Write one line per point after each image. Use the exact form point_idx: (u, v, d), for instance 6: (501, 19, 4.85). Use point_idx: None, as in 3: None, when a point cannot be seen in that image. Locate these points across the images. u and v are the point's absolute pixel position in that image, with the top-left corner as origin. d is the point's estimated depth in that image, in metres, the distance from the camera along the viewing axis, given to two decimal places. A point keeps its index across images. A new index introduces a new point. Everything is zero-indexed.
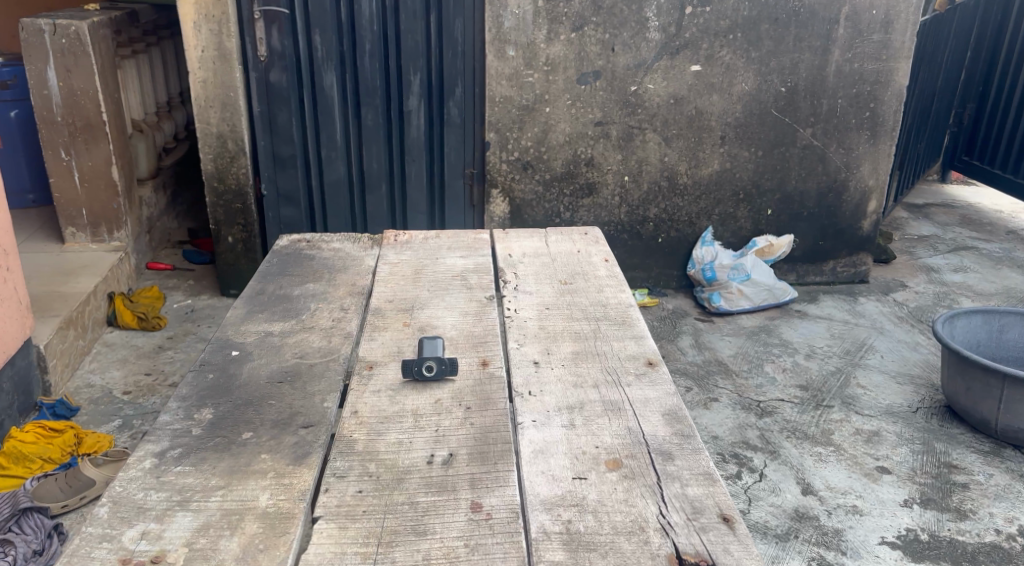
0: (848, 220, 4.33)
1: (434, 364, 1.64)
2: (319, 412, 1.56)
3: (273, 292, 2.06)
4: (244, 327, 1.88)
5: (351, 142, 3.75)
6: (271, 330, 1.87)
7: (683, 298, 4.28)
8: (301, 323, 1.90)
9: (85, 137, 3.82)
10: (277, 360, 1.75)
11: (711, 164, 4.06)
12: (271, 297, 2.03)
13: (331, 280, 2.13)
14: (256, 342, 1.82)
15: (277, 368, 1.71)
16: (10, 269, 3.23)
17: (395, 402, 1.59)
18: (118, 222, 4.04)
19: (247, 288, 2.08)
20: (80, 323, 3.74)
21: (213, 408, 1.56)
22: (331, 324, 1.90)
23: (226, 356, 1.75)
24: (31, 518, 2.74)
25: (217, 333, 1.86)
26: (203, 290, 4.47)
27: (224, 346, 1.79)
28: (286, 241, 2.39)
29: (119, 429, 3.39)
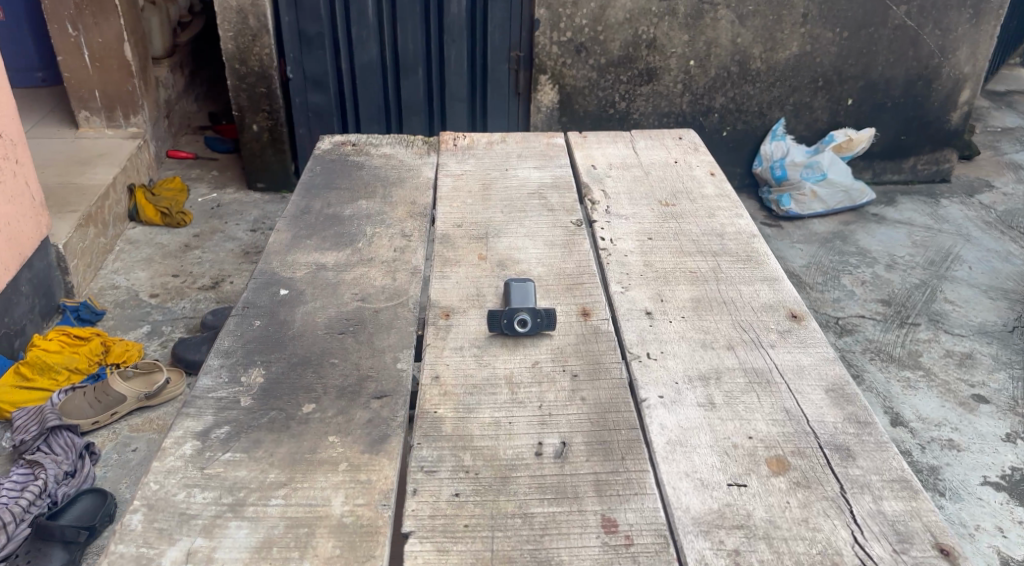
0: (935, 113, 3.79)
1: (529, 318, 1.33)
2: (392, 376, 1.28)
3: (321, 210, 1.75)
4: (291, 258, 1.58)
5: (385, 19, 3.29)
6: (323, 263, 1.56)
7: (747, 198, 3.84)
8: (358, 253, 1.59)
9: (93, 10, 3.42)
10: (335, 304, 1.45)
11: (784, 44, 3.49)
12: (318, 217, 1.72)
13: (386, 197, 1.79)
14: (308, 278, 1.52)
15: (336, 314, 1.42)
16: (20, 163, 2.92)
17: (485, 365, 1.30)
18: (134, 106, 3.68)
19: (290, 206, 1.76)
20: (100, 220, 3.47)
21: (264, 368, 1.29)
22: (394, 255, 1.58)
23: (273, 299, 1.46)
24: (62, 437, 2.39)
25: (260, 264, 1.57)
26: (229, 181, 4.14)
27: (270, 283, 1.50)
28: (328, 142, 2.05)
29: (148, 335, 3.16)
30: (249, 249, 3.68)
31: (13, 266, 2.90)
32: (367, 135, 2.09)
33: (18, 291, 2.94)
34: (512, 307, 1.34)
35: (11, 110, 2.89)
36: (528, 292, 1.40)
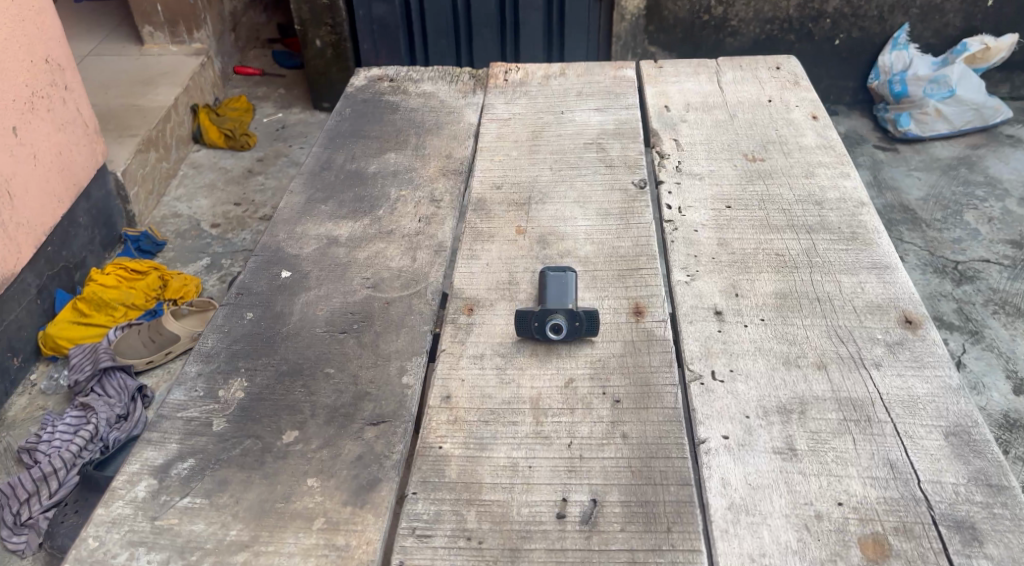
0: None
1: (566, 324, 1.08)
2: (394, 395, 1.05)
3: (342, 166, 1.51)
4: (300, 228, 1.35)
5: None
6: (335, 235, 1.33)
7: (858, 116, 3.11)
8: (376, 223, 1.35)
9: None
10: (341, 292, 1.21)
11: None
12: (338, 175, 1.48)
13: (418, 151, 1.54)
14: (315, 255, 1.29)
15: (340, 304, 1.19)
16: (70, 86, 2.44)
17: (509, 383, 1.05)
18: (197, 20, 3.51)
19: (310, 160, 1.53)
20: (162, 144, 3.23)
21: (247, 378, 1.08)
22: (417, 228, 1.33)
23: (272, 284, 1.24)
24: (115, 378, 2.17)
25: (264, 235, 1.35)
26: (295, 100, 3.93)
27: (272, 263, 1.28)
28: (363, 79, 1.80)
29: (207, 270, 2.89)
30: None
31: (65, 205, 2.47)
32: (408, 69, 1.82)
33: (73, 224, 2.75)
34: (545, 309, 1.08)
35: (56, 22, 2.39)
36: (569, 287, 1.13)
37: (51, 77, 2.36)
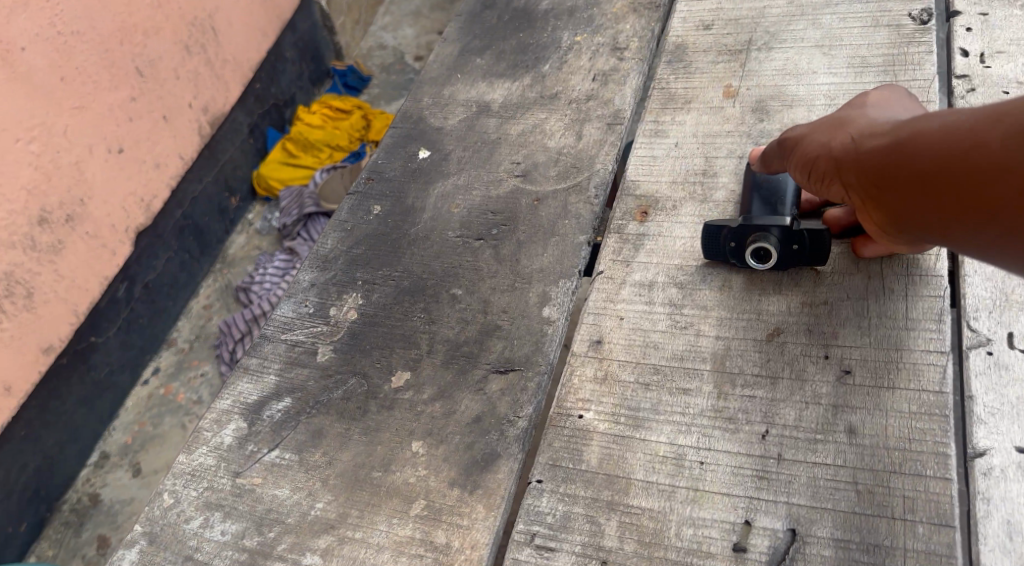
0: None
1: (776, 245, 0.74)
2: (532, 333, 0.80)
3: (509, 1, 1.19)
4: (449, 89, 1.08)
5: None
6: (490, 98, 1.05)
7: None
8: (539, 83, 1.05)
9: None
10: (484, 181, 0.95)
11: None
12: (503, 13, 1.17)
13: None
14: (462, 128, 1.02)
15: (482, 198, 0.93)
16: None
17: (684, 328, 0.76)
18: None
19: None
20: None
21: (361, 293, 0.87)
22: (591, 92, 1.02)
23: (407, 167, 0.99)
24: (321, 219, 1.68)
25: (407, 96, 1.10)
26: None
27: (406, 138, 1.03)
28: None
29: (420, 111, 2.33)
30: None
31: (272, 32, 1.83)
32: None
33: None
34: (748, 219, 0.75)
35: None
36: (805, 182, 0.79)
37: None
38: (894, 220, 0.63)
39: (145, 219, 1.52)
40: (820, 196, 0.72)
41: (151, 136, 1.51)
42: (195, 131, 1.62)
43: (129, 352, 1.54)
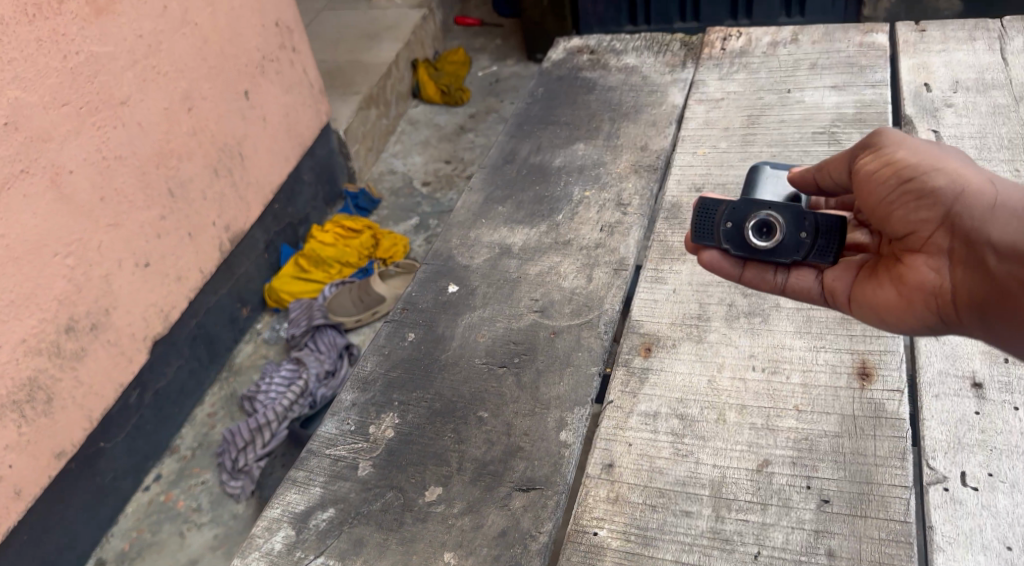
0: None
1: (779, 222, 0.87)
2: (549, 455, 0.91)
3: (527, 158, 1.35)
4: (475, 234, 1.22)
5: None
6: (511, 241, 1.19)
7: None
8: (553, 230, 1.19)
9: None
10: (507, 315, 1.08)
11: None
12: (522, 168, 1.33)
13: (610, 140, 1.35)
14: (486, 269, 1.15)
15: (505, 332, 1.05)
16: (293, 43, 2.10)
17: (686, 456, 0.87)
18: None
19: (494, 149, 1.39)
20: (383, 100, 3.40)
21: (397, 414, 0.98)
22: (599, 240, 1.16)
23: (437, 300, 1.12)
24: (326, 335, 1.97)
25: (439, 237, 1.23)
26: (511, 52, 3.82)
27: (437, 275, 1.16)
28: (563, 51, 1.63)
29: (415, 230, 3.03)
30: None
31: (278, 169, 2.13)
32: (610, 38, 1.64)
33: None
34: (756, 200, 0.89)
35: None
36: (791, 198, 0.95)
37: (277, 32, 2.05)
38: (983, 287, 0.72)
39: (163, 327, 1.72)
40: (902, 217, 0.78)
41: (176, 251, 1.75)
42: (215, 247, 1.89)
43: (133, 459, 1.70)
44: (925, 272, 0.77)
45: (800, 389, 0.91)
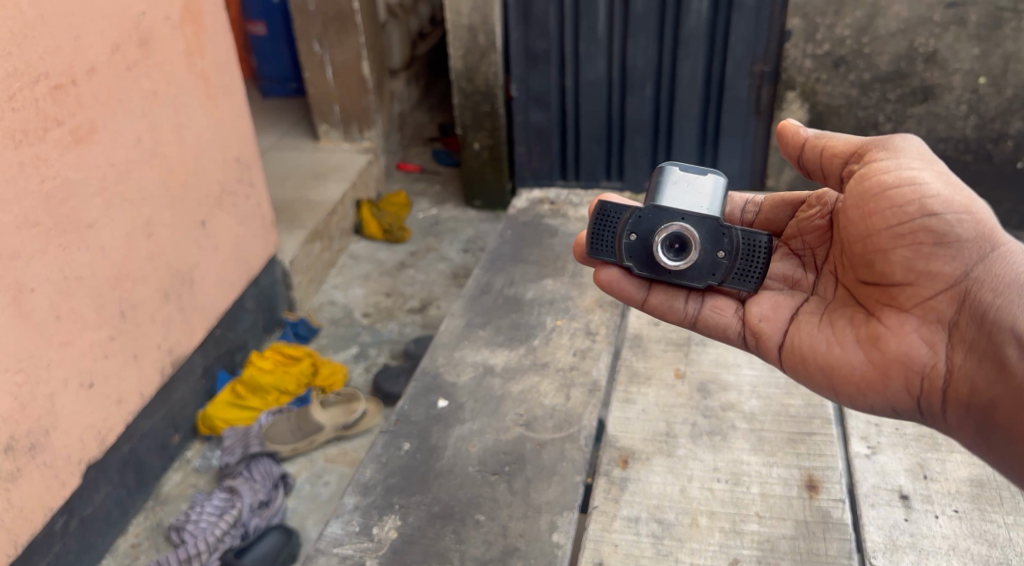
0: None
1: (683, 239, 1.61)
2: (539, 548, 1.36)
3: (501, 290, 1.90)
4: (459, 354, 1.74)
5: (614, 35, 3.48)
6: (494, 365, 1.70)
7: None
8: (529, 354, 1.72)
9: (336, 28, 3.82)
10: (495, 428, 1.56)
11: (1015, 51, 3.24)
12: (498, 304, 1.87)
13: (575, 277, 1.94)
14: (469, 387, 1.66)
15: (501, 439, 1.54)
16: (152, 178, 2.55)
17: (666, 555, 1.40)
18: (368, 120, 4.05)
19: (474, 282, 1.92)
20: (327, 234, 3.64)
21: (407, 511, 1.43)
22: (572, 363, 1.69)
23: (428, 413, 1.61)
24: (262, 465, 2.68)
25: (428, 358, 1.73)
26: (449, 197, 4.21)
27: (429, 393, 1.65)
28: (529, 198, 2.21)
29: (355, 359, 3.24)
30: (460, 272, 3.68)
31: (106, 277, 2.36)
32: (566, 194, 2.26)
33: (243, 306, 3.12)
34: (660, 217, 1.60)
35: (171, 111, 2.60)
36: (714, 209, 1.61)
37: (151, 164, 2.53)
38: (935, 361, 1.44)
39: None
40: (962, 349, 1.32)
41: None
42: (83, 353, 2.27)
43: None
44: (907, 345, 1.45)
45: (757, 498, 1.49)
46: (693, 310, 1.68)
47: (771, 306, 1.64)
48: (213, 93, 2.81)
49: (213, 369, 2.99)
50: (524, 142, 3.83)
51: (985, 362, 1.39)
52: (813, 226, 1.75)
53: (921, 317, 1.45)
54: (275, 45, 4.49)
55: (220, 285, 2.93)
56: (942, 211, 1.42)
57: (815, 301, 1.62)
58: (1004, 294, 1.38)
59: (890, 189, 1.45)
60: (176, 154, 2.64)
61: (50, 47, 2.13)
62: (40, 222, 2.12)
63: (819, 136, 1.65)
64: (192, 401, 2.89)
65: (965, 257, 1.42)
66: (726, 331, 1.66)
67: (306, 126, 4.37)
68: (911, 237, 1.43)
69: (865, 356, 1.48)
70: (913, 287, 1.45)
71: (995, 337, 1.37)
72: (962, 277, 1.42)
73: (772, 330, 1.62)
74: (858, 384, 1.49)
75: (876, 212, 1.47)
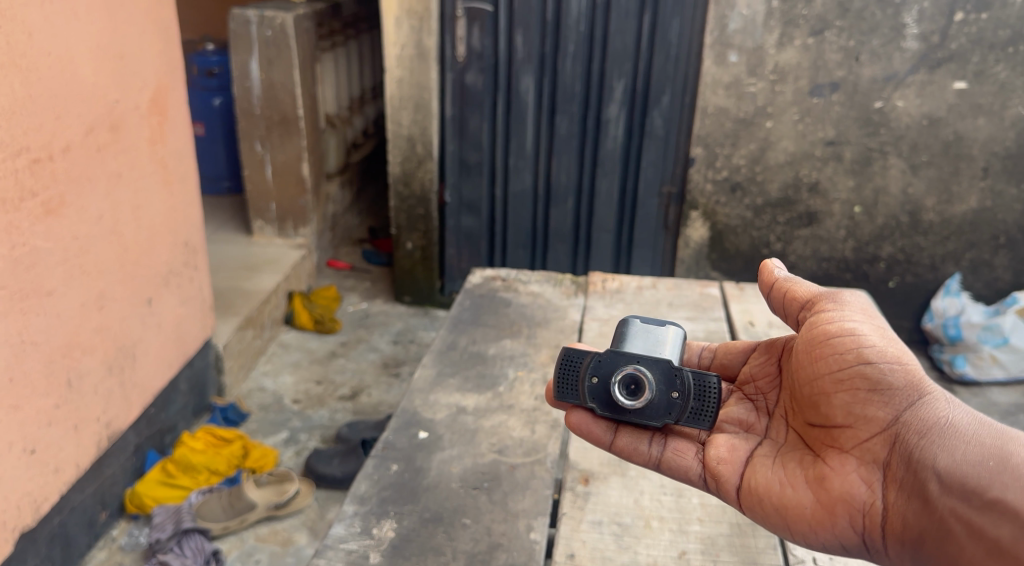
0: None
1: (640, 380, 1.58)
2: (524, 547, 1.57)
3: (466, 346, 2.20)
4: (434, 398, 1.97)
5: (540, 153, 3.90)
6: (466, 406, 1.95)
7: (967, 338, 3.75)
8: (497, 397, 1.99)
9: (280, 131, 4.06)
10: (471, 454, 1.79)
11: (883, 186, 3.76)
12: (463, 356, 2.15)
13: (530, 339, 2.25)
14: (446, 423, 1.89)
15: (474, 467, 1.75)
16: (114, 249, 2.65)
17: (626, 549, 1.58)
18: (304, 218, 4.27)
19: (439, 340, 2.22)
20: (259, 322, 3.75)
21: (398, 518, 1.61)
22: (533, 405, 1.97)
23: (412, 442, 1.82)
24: (194, 539, 2.69)
25: (406, 399, 1.97)
26: (379, 294, 4.46)
27: (411, 426, 1.87)
28: (481, 276, 2.60)
29: (285, 443, 3.31)
30: (389, 362, 3.89)
31: (135, 327, 2.80)
32: (515, 273, 2.62)
33: (176, 388, 3.15)
34: (619, 359, 1.59)
35: (132, 190, 2.73)
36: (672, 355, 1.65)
37: (111, 238, 2.63)
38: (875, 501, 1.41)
39: None
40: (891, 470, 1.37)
41: None
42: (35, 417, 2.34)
43: None
44: (845, 485, 1.43)
45: (697, 506, 1.69)
46: (656, 450, 1.62)
47: (729, 449, 1.59)
48: (169, 178, 2.96)
49: (143, 448, 2.97)
50: (454, 244, 4.17)
51: (914, 499, 1.36)
52: (766, 372, 1.75)
53: (859, 458, 1.45)
54: (213, 145, 4.69)
55: (159, 363, 2.97)
56: (876, 359, 1.47)
57: (770, 446, 1.59)
58: (930, 434, 1.38)
59: (832, 337, 1.51)
60: (132, 232, 2.75)
61: (34, 125, 2.26)
62: (8, 286, 2.20)
63: (787, 281, 1.69)
64: (121, 479, 2.86)
65: (897, 401, 1.44)
66: (687, 474, 1.60)
67: (239, 222, 4.52)
68: (848, 382, 1.48)
69: (810, 495, 1.46)
70: (852, 429, 1.47)
71: (922, 473, 1.35)
72: (894, 419, 1.43)
73: (729, 473, 1.56)
74: (804, 523, 1.45)
75: (821, 358, 1.52)
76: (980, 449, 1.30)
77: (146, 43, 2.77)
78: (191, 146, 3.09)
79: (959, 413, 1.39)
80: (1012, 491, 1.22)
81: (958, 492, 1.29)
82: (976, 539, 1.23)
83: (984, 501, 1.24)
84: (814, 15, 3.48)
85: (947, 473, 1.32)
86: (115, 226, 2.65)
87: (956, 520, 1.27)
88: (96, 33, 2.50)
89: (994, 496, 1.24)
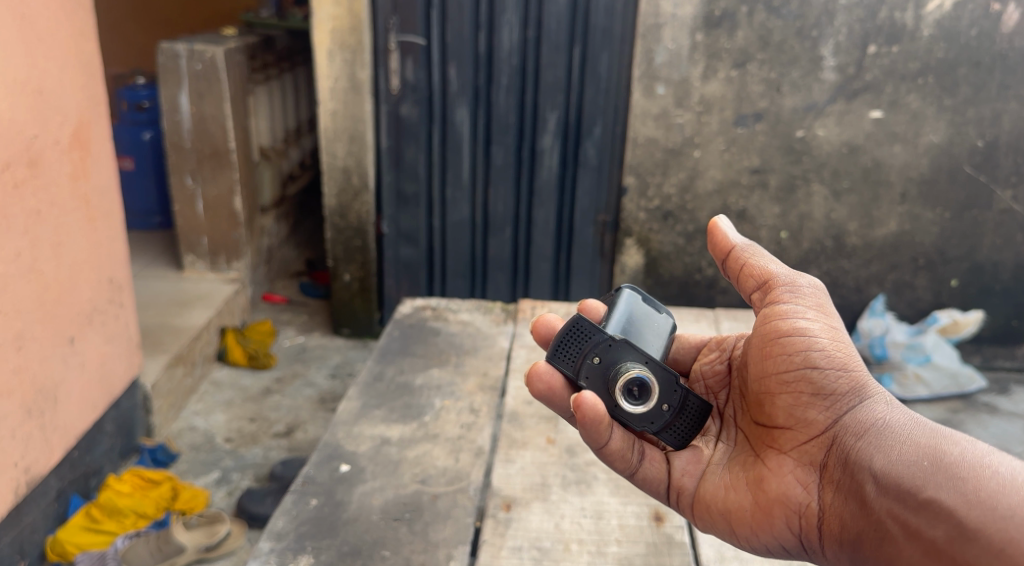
0: (1007, 284, 4.00)
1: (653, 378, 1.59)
2: None
3: (393, 377, 2.20)
4: (358, 429, 1.98)
5: (477, 184, 3.93)
6: (390, 436, 1.96)
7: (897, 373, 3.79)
8: (423, 427, 2.00)
9: (211, 164, 4.01)
10: (394, 485, 1.80)
11: (808, 212, 3.87)
12: (390, 386, 2.16)
13: (457, 367, 2.26)
14: (369, 454, 1.90)
15: (394, 499, 1.76)
16: (31, 289, 2.57)
17: None
18: (237, 252, 4.21)
19: (367, 372, 2.22)
20: (189, 359, 3.67)
21: (315, 555, 1.61)
22: (459, 433, 1.98)
23: (333, 476, 1.83)
24: None
25: (330, 433, 1.97)
26: (315, 327, 4.41)
27: (332, 460, 1.88)
28: (411, 305, 2.59)
29: (216, 484, 3.23)
30: (326, 397, 3.84)
31: (55, 373, 2.71)
32: (445, 302, 2.63)
33: (102, 429, 3.05)
34: (629, 349, 1.62)
35: (51, 227, 2.66)
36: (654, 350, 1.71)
37: (28, 278, 2.55)
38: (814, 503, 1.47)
39: None
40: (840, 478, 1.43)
41: None
42: None
43: None
44: (784, 489, 1.50)
45: (616, 527, 1.71)
46: (636, 459, 1.60)
47: (688, 461, 1.64)
48: (93, 216, 2.91)
49: (66, 494, 2.86)
50: (393, 275, 4.15)
51: (851, 500, 1.41)
52: (715, 371, 1.82)
53: (797, 460, 1.52)
54: (141, 178, 4.61)
55: (81, 405, 2.88)
56: (821, 360, 1.51)
57: (721, 452, 1.65)
58: (865, 436, 1.43)
59: (783, 336, 1.54)
60: (53, 270, 2.68)
61: None
62: None
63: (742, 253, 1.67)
64: (42, 526, 2.74)
65: (837, 406, 1.49)
66: (656, 487, 1.62)
67: (169, 258, 4.43)
68: (794, 385, 1.53)
69: (750, 497, 1.53)
70: (792, 430, 1.53)
71: (859, 474, 1.40)
72: (833, 423, 1.49)
73: (690, 483, 1.62)
74: (746, 526, 1.53)
75: (771, 356, 1.56)
76: (915, 450, 1.34)
77: (66, 78, 2.73)
78: (115, 183, 3.04)
79: (896, 415, 1.45)
80: (944, 490, 1.25)
81: (891, 492, 1.33)
82: (912, 540, 1.26)
83: (919, 501, 1.27)
84: (737, 48, 3.59)
85: (882, 473, 1.36)
86: (32, 265, 2.57)
87: (893, 520, 1.30)
88: (14, 67, 2.45)
89: (927, 496, 1.27)
